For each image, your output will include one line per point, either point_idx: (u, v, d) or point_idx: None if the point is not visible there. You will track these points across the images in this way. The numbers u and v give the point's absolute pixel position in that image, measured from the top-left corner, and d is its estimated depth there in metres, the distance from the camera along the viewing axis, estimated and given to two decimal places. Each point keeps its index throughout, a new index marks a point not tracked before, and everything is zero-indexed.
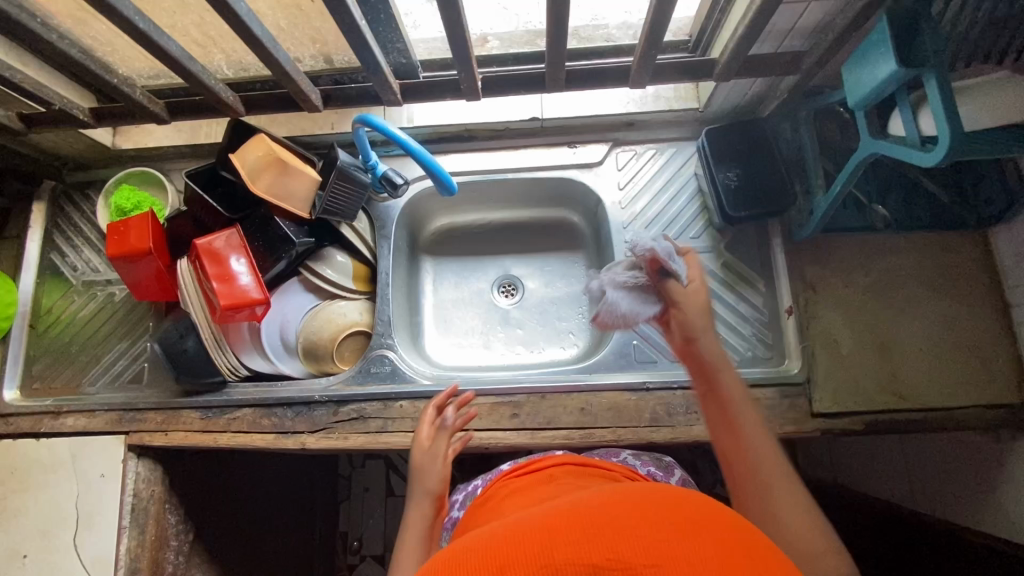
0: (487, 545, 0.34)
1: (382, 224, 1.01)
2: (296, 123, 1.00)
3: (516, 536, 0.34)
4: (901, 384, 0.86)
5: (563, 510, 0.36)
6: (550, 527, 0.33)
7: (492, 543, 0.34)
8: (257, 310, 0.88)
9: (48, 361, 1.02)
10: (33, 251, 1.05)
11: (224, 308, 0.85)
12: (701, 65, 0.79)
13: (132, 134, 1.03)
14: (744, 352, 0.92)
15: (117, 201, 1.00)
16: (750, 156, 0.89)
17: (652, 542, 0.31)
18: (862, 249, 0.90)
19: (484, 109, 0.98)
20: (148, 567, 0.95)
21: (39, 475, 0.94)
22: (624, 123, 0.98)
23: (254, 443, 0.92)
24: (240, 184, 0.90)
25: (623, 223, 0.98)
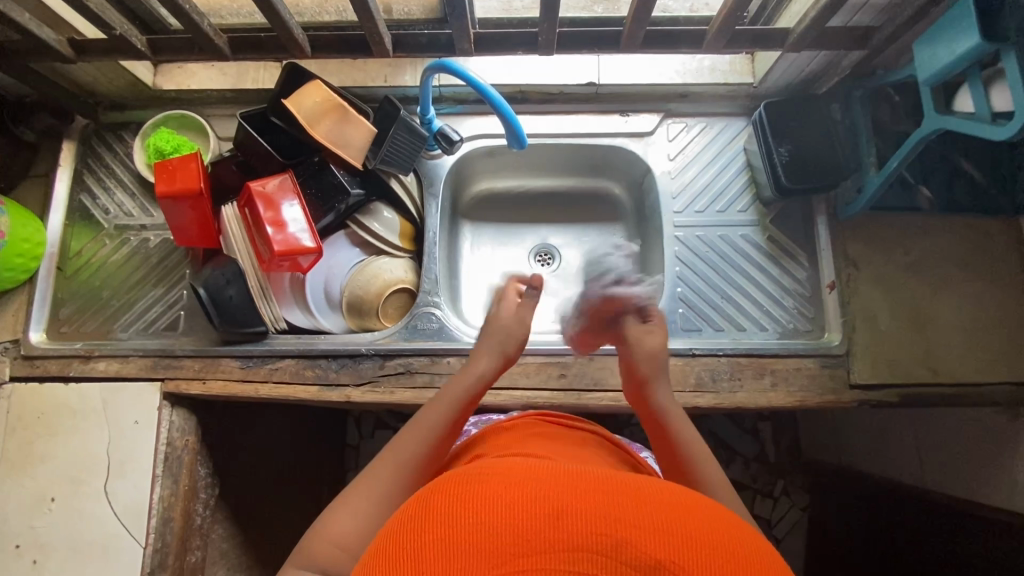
0: (559, 488, 0.36)
1: (430, 182, 1.01)
2: (347, 73, 0.97)
3: (590, 493, 0.36)
4: (934, 360, 0.89)
5: (634, 485, 0.38)
6: (621, 499, 0.36)
7: (561, 497, 0.35)
8: (307, 258, 0.87)
9: (77, 305, 0.99)
10: (62, 190, 1.01)
11: (277, 252, 0.84)
12: (772, 35, 0.80)
13: (175, 75, 1.00)
14: (785, 324, 0.94)
15: (155, 143, 0.96)
16: (804, 131, 0.90)
17: (712, 566, 0.33)
18: (903, 229, 0.93)
19: (541, 71, 0.98)
20: (180, 517, 0.93)
21: (70, 419, 0.92)
22: (678, 95, 1.00)
23: (296, 394, 0.91)
24: (294, 130, 0.88)
25: (672, 193, 0.99)
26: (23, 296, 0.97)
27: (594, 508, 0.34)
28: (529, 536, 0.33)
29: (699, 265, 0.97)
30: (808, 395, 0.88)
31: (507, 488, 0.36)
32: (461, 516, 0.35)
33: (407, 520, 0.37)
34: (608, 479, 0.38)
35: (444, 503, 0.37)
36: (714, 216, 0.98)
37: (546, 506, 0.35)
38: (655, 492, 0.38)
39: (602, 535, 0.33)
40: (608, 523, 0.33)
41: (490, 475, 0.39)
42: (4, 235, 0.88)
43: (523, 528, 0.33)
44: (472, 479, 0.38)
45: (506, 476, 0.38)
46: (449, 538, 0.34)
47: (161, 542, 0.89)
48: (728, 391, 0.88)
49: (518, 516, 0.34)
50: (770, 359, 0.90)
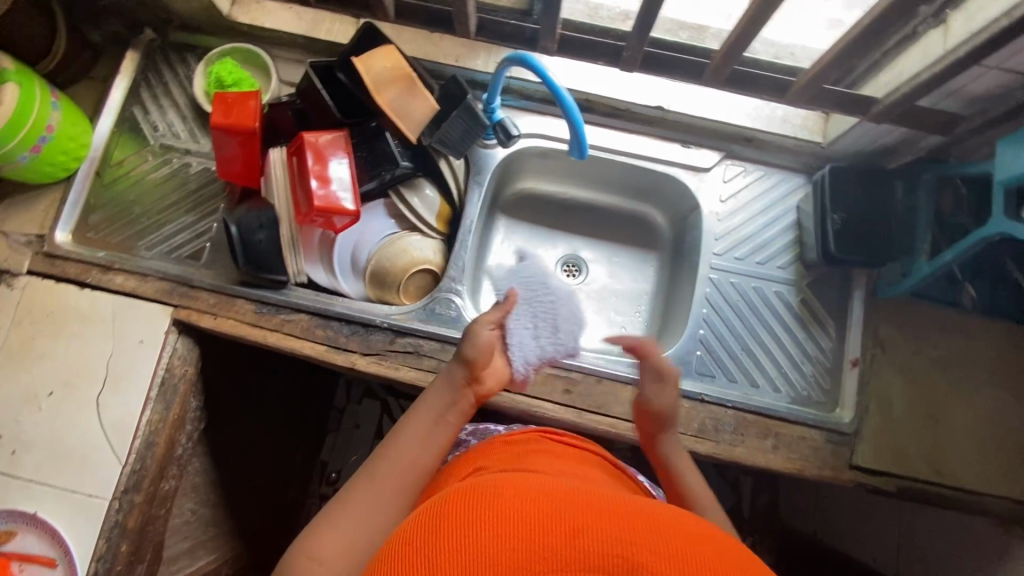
0: (576, 511, 0.42)
1: (478, 170, 0.99)
2: (420, 45, 0.96)
3: (608, 518, 0.41)
4: (939, 458, 0.88)
5: (647, 514, 0.43)
6: (636, 526, 0.41)
7: (579, 518, 0.41)
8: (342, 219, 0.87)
9: (107, 214, 0.98)
10: (116, 99, 1.01)
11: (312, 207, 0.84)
12: (859, 101, 0.79)
13: (251, 9, 1.00)
14: (800, 390, 0.92)
15: (217, 73, 0.97)
16: (864, 203, 0.88)
17: None
18: (938, 322, 0.92)
19: (613, 85, 0.97)
20: (164, 444, 0.93)
21: (79, 324, 0.92)
22: (744, 138, 0.98)
23: (303, 349, 0.90)
24: (356, 89, 0.87)
25: (716, 235, 0.97)
26: (56, 194, 0.97)
27: (610, 532, 0.40)
28: (549, 553, 0.38)
29: (727, 312, 0.95)
30: (807, 465, 0.87)
31: (527, 504, 0.42)
32: (483, 524, 0.41)
33: (430, 522, 0.43)
34: (623, 506, 0.44)
35: (467, 510, 0.42)
36: (752, 266, 0.96)
37: (567, 526, 0.40)
38: (666, 523, 0.43)
39: (619, 558, 0.38)
40: (625, 548, 0.39)
41: (508, 489, 0.44)
42: (53, 130, 0.90)
43: (541, 545, 0.38)
44: (494, 492, 0.44)
45: (524, 492, 0.44)
46: (473, 541, 0.39)
47: (140, 464, 0.89)
48: (728, 444, 0.87)
49: (539, 528, 0.40)
50: (777, 422, 0.89)
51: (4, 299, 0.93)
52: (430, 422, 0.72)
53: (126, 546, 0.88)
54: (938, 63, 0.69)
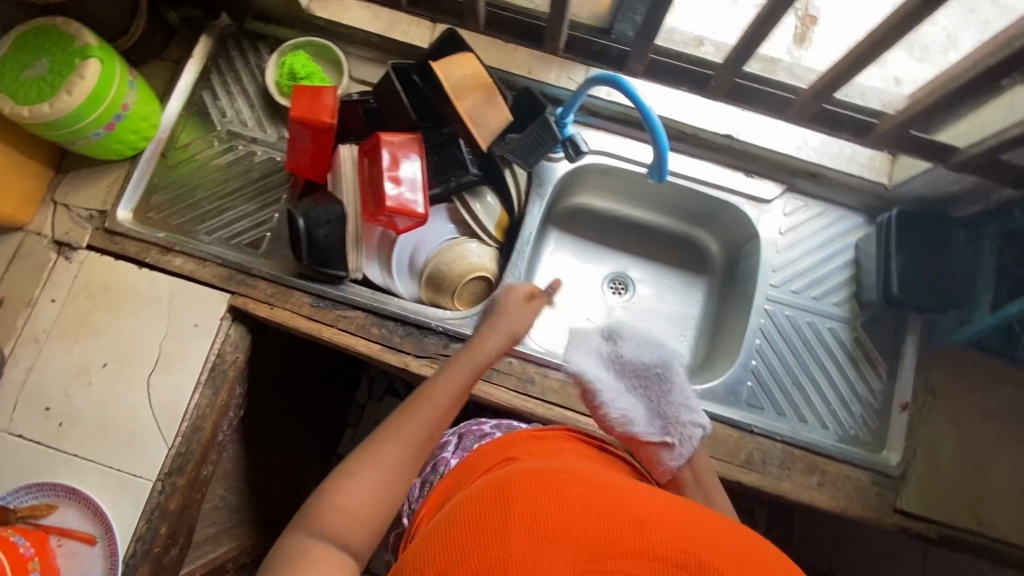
0: (638, 509, 0.48)
1: (540, 182, 1.00)
2: (495, 54, 0.96)
3: (666, 519, 0.48)
4: (984, 509, 0.88)
5: (696, 517, 0.50)
6: (690, 526, 0.48)
7: (643, 516, 0.48)
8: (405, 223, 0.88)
9: (169, 195, 0.99)
10: (187, 82, 1.01)
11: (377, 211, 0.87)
12: (939, 148, 0.79)
13: (330, 5, 1.00)
14: (847, 429, 0.92)
15: (291, 65, 0.98)
16: (927, 248, 0.89)
17: None
18: (990, 372, 0.92)
19: (683, 109, 0.97)
20: (209, 429, 0.93)
21: (134, 303, 0.92)
22: (808, 173, 0.98)
23: (356, 347, 0.90)
24: (433, 93, 0.87)
25: (773, 266, 0.98)
26: (121, 171, 0.98)
27: (670, 530, 0.47)
28: (621, 538, 0.45)
29: (780, 344, 0.95)
30: (851, 505, 0.87)
31: (594, 498, 0.49)
32: (560, 506, 0.47)
33: (512, 500, 0.48)
34: (673, 508, 0.51)
35: (543, 494, 0.48)
36: (807, 301, 0.96)
37: (633, 521, 0.47)
38: (713, 525, 0.50)
39: (686, 553, 0.44)
40: (686, 543, 0.45)
41: (574, 482, 0.51)
42: (129, 108, 0.90)
43: (609, 533, 0.45)
44: (563, 481, 0.51)
45: (588, 487, 0.51)
46: (554, 522, 0.45)
47: (185, 448, 0.89)
48: (773, 477, 0.87)
49: (609, 521, 0.46)
50: (824, 459, 0.89)
51: (62, 271, 0.93)
52: (461, 385, 0.68)
53: (165, 529, 0.88)
54: None
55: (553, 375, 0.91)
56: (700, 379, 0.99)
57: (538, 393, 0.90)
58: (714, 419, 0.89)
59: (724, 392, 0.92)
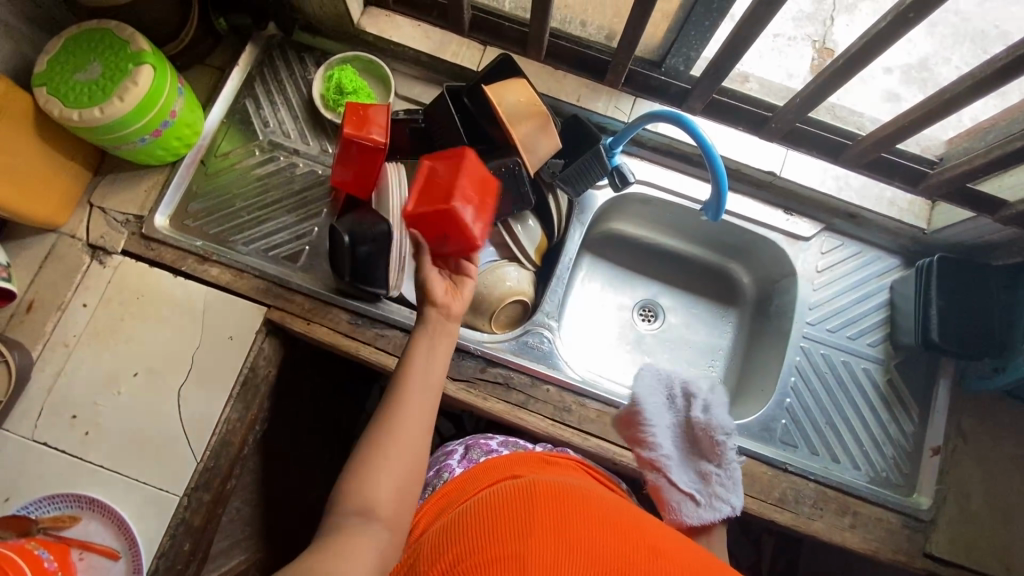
0: (651, 542, 0.51)
1: (581, 209, 1.00)
2: (544, 81, 0.96)
3: (676, 557, 0.51)
4: (1011, 557, 0.88)
5: (705, 563, 0.53)
6: (695, 568, 0.50)
7: (650, 543, 0.51)
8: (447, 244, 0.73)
9: (206, 202, 0.98)
10: (231, 90, 1.01)
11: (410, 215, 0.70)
12: (988, 199, 0.80)
13: (381, 21, 1.00)
14: (879, 471, 0.92)
15: (338, 79, 0.97)
16: (967, 294, 0.90)
17: None
18: (1019, 420, 0.93)
19: (732, 146, 0.96)
20: (237, 443, 0.91)
21: (167, 312, 0.91)
22: (847, 214, 0.99)
23: (393, 367, 0.89)
24: (486, 117, 0.88)
25: (810, 303, 0.98)
26: (160, 177, 0.97)
27: (676, 566, 0.49)
28: (633, 562, 0.48)
29: (815, 382, 0.95)
30: (882, 548, 0.87)
31: (613, 525, 0.52)
32: (579, 524, 0.50)
33: (537, 506, 0.52)
34: (682, 550, 0.53)
35: (566, 509, 0.52)
36: (842, 340, 0.97)
37: (644, 550, 0.50)
38: (715, 571, 0.52)
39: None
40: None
41: (596, 508, 0.54)
42: (175, 115, 0.89)
43: (620, 552, 0.49)
44: (586, 505, 0.54)
45: (607, 515, 0.54)
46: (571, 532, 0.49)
47: (214, 462, 0.88)
48: (806, 516, 0.88)
49: (621, 546, 0.49)
50: (856, 500, 0.89)
51: (95, 275, 0.92)
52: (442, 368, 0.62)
53: (188, 545, 0.86)
54: None
55: (590, 404, 0.90)
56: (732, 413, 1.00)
57: (574, 422, 0.89)
58: (749, 455, 0.89)
59: (759, 429, 0.92)
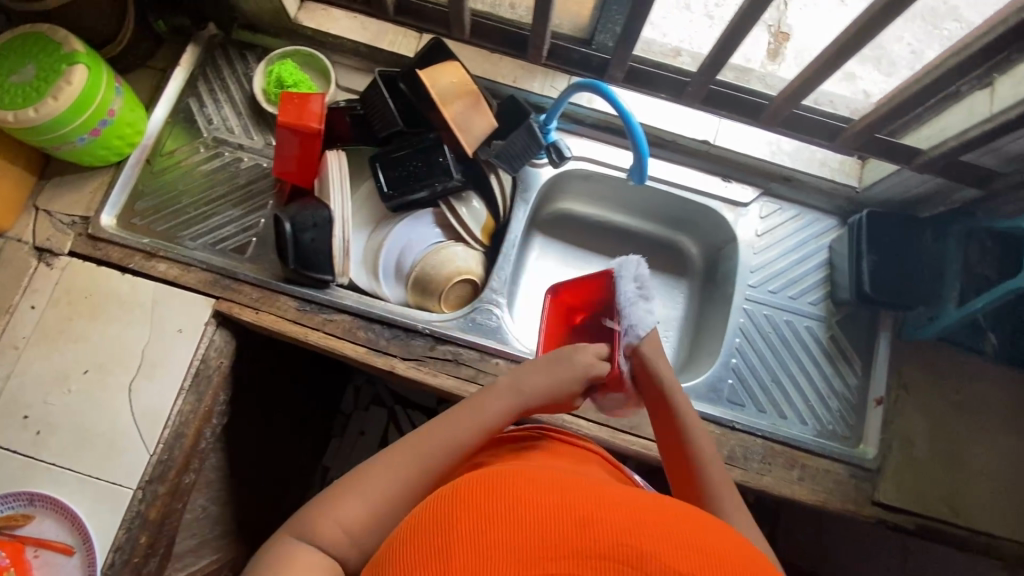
0: (586, 502, 0.48)
1: (525, 187, 1.02)
2: (481, 64, 0.99)
3: (615, 512, 0.48)
4: (958, 500, 0.91)
5: (651, 509, 0.50)
6: (639, 519, 0.47)
7: (591, 507, 0.48)
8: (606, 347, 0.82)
9: (153, 202, 0.99)
10: (173, 89, 1.02)
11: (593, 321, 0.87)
12: (904, 151, 0.83)
13: (317, 15, 1.02)
14: (825, 424, 0.94)
15: (279, 73, 0.99)
16: (895, 247, 0.93)
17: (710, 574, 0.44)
18: (960, 367, 0.95)
19: (663, 116, 1.01)
20: (192, 436, 0.92)
21: (116, 309, 0.92)
22: (782, 177, 1.02)
23: (343, 350, 0.91)
24: (421, 100, 0.90)
25: (751, 267, 1.01)
26: (105, 178, 0.98)
27: (617, 523, 0.46)
28: (565, 538, 0.45)
29: (759, 342, 0.98)
30: (830, 498, 0.89)
31: (546, 496, 0.49)
32: (507, 508, 0.48)
33: (460, 504, 0.49)
34: (625, 501, 0.50)
35: (490, 497, 0.49)
36: (784, 300, 0.99)
37: (577, 516, 0.47)
38: (663, 514, 0.49)
39: (628, 545, 0.44)
40: (632, 538, 0.45)
41: (527, 481, 0.51)
42: (114, 114, 0.90)
43: (552, 528, 0.45)
44: (515, 482, 0.51)
45: (541, 485, 0.51)
46: (495, 524, 0.46)
47: (168, 455, 0.88)
48: (755, 471, 0.89)
49: (552, 519, 0.46)
50: (802, 453, 0.91)
51: (43, 277, 0.92)
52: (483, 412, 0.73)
53: (145, 538, 0.87)
54: (987, 122, 0.73)
55: None
56: (683, 378, 1.02)
57: None
58: (698, 415, 0.91)
59: (707, 390, 0.94)
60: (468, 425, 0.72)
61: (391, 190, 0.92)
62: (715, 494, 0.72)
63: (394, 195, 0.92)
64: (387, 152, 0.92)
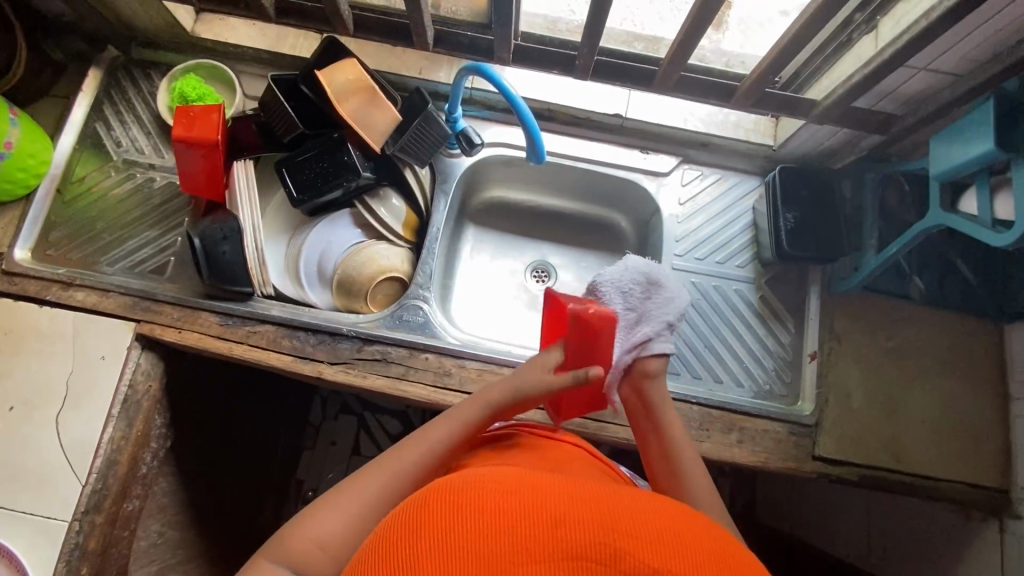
0: (557, 500, 0.42)
1: (444, 179, 1.01)
2: (383, 58, 0.98)
3: (586, 508, 0.42)
4: (899, 447, 0.91)
5: (625, 503, 0.44)
6: (614, 516, 0.42)
7: (566, 506, 0.42)
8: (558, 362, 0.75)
9: (67, 231, 0.98)
10: (79, 115, 1.00)
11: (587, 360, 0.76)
12: (801, 103, 0.83)
13: (215, 26, 1.01)
14: (762, 385, 0.95)
15: (181, 88, 0.97)
16: (812, 201, 0.93)
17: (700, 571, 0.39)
18: (891, 314, 0.96)
19: (572, 94, 1.01)
20: (127, 462, 0.91)
21: (36, 343, 0.90)
22: (699, 143, 1.02)
23: (269, 361, 0.90)
24: (321, 100, 0.89)
25: (676, 236, 1.01)
26: (16, 212, 0.96)
27: (591, 521, 0.40)
28: (532, 542, 0.38)
29: (689, 310, 0.98)
30: (771, 457, 0.89)
31: (504, 499, 0.42)
32: (461, 517, 0.41)
33: (409, 524, 0.42)
34: (596, 496, 0.44)
35: (443, 508, 0.42)
36: (712, 266, 1.00)
37: (545, 517, 0.40)
38: (638, 507, 0.44)
39: (603, 544, 0.38)
40: (606, 535, 0.39)
41: (483, 484, 0.45)
42: (12, 146, 0.89)
43: (522, 532, 0.39)
44: (470, 489, 0.44)
45: (502, 486, 0.44)
46: (451, 537, 0.39)
47: (102, 483, 0.87)
48: (693, 439, 0.89)
49: (515, 523, 0.40)
50: (740, 416, 0.91)
51: None
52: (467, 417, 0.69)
53: (87, 568, 0.86)
54: (867, 66, 0.73)
55: (470, 364, 0.91)
56: None
57: (455, 385, 0.90)
58: None
59: None
60: (459, 420, 0.68)
61: (301, 194, 0.92)
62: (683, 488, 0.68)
63: (304, 199, 0.92)
64: (293, 156, 0.92)
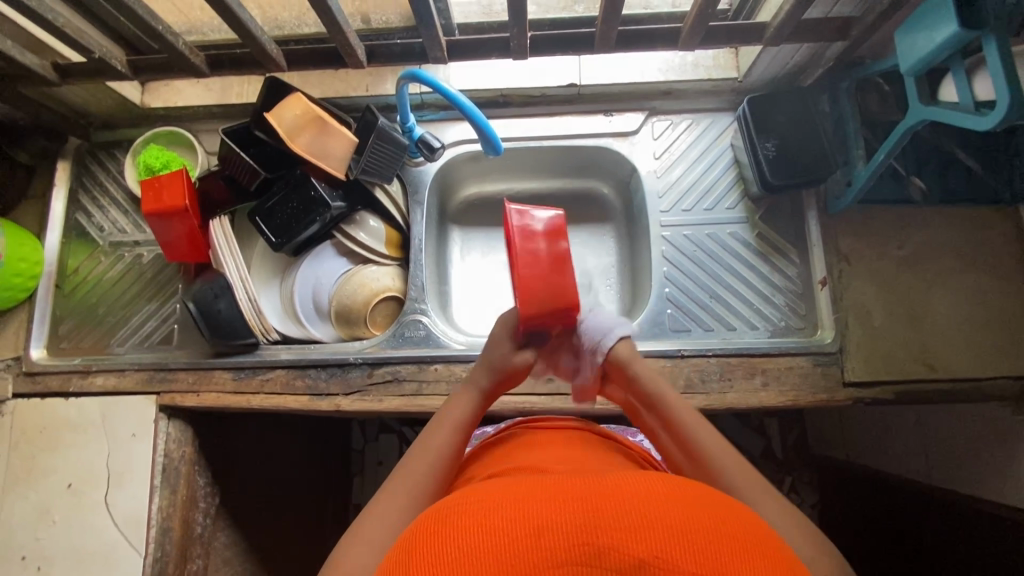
0: (537, 506, 0.38)
1: (415, 189, 1.00)
2: (330, 85, 0.98)
3: (566, 505, 0.38)
4: (933, 354, 0.86)
5: (608, 485, 0.40)
6: (595, 504, 0.38)
7: (543, 509, 0.37)
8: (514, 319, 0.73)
9: (75, 321, 1.01)
10: (58, 210, 1.03)
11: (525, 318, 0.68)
12: (752, 28, 0.79)
13: (161, 93, 1.02)
14: (777, 322, 0.92)
15: (146, 160, 0.97)
16: (791, 124, 0.89)
17: (697, 549, 0.35)
18: (898, 221, 0.91)
19: (522, 75, 0.99)
20: (179, 526, 0.95)
21: (69, 434, 0.93)
22: (662, 92, 0.99)
23: (287, 404, 0.91)
24: (276, 142, 0.89)
25: (658, 192, 0.99)
26: (23, 315, 1.00)
27: (573, 518, 0.36)
28: (515, 561, 0.35)
29: (685, 263, 0.96)
30: (801, 394, 0.86)
31: (485, 516, 0.38)
32: (443, 548, 0.37)
33: (395, 566, 0.38)
34: (578, 485, 0.40)
35: (422, 547, 0.38)
36: (701, 214, 0.97)
37: (526, 526, 0.36)
38: (623, 487, 0.40)
39: (584, 545, 0.35)
40: (588, 531, 0.35)
41: (465, 505, 0.40)
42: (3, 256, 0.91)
43: (504, 555, 0.35)
44: (446, 516, 0.40)
45: (481, 504, 0.40)
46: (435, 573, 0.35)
47: (161, 551, 0.91)
48: (718, 392, 0.87)
49: (496, 543, 0.36)
50: (760, 358, 0.88)
51: None
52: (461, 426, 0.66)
53: None
54: None
55: None
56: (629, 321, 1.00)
57: None
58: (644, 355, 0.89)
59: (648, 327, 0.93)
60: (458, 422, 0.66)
61: (278, 237, 0.92)
62: (687, 433, 0.64)
63: (282, 242, 0.93)
64: (263, 204, 0.92)
